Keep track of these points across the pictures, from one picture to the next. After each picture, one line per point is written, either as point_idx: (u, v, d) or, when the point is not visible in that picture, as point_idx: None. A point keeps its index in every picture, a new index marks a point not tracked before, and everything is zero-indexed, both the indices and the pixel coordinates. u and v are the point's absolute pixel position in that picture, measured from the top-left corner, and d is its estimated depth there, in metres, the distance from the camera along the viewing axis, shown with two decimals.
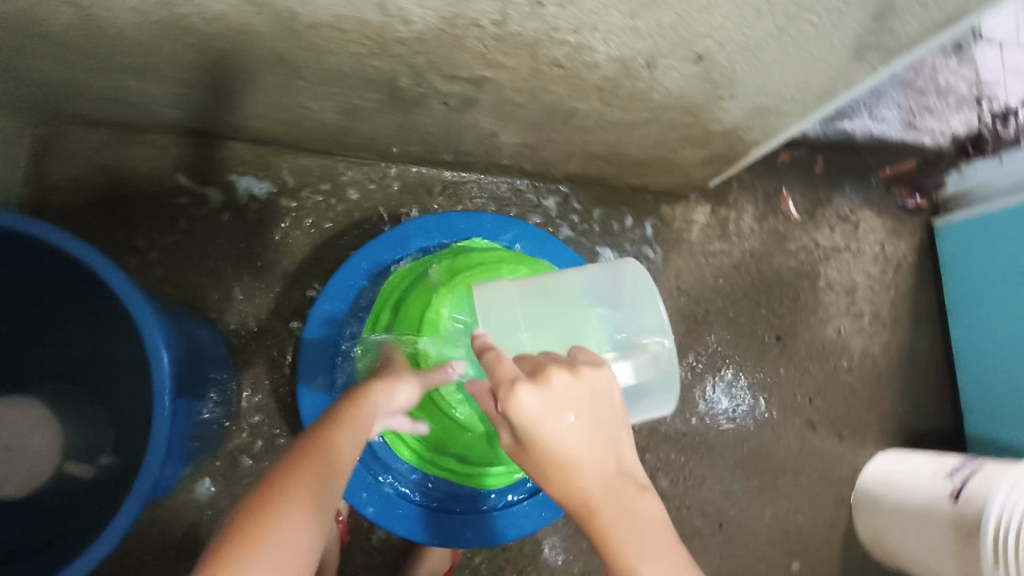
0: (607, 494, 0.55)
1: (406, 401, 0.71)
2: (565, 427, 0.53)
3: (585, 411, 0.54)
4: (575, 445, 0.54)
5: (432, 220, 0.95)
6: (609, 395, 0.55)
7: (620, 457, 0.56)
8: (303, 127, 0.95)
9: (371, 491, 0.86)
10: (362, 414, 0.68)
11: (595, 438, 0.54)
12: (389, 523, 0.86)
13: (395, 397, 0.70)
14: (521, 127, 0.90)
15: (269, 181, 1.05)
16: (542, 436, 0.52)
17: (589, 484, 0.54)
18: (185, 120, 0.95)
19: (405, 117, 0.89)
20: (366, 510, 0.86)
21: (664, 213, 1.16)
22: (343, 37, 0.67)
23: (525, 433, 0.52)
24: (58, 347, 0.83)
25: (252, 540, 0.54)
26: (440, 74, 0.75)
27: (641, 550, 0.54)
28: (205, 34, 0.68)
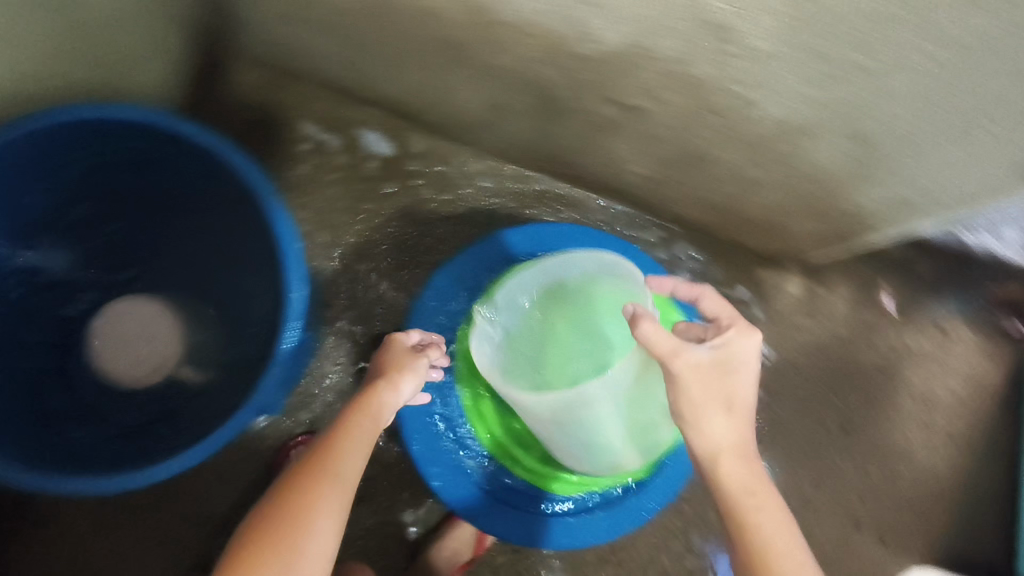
0: (730, 438, 0.75)
1: (412, 386, 0.83)
2: (706, 388, 0.75)
3: (720, 381, 0.75)
4: (730, 392, 0.75)
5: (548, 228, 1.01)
6: (735, 375, 0.76)
7: (739, 427, 0.76)
8: (445, 111, 1.00)
9: (442, 463, 0.94)
10: (370, 414, 0.79)
11: (725, 406, 0.75)
12: (450, 497, 0.93)
13: (396, 396, 0.81)
14: (652, 160, 0.93)
15: (392, 146, 1.10)
16: (689, 391, 0.74)
17: (730, 423, 0.75)
18: (340, 78, 1.01)
19: (545, 125, 0.92)
20: (433, 481, 0.93)
21: (758, 276, 1.16)
22: (524, 40, 0.72)
23: (677, 385, 0.75)
24: (182, 256, 0.91)
25: (286, 537, 0.67)
26: (599, 96, 0.79)
27: (753, 501, 0.74)
28: (400, 9, 0.74)
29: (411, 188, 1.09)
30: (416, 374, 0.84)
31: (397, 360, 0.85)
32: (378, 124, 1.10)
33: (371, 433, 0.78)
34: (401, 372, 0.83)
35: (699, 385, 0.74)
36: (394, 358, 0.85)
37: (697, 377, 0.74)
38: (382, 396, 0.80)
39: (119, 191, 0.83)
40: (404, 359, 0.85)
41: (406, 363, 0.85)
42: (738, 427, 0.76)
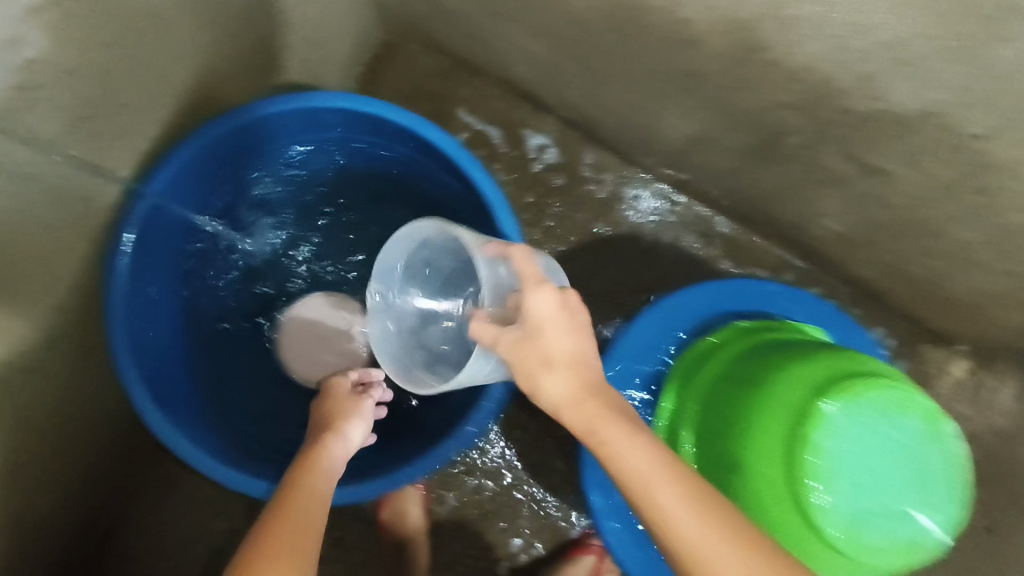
0: (576, 407, 0.56)
1: (359, 432, 0.72)
2: (556, 383, 0.57)
3: (559, 362, 0.57)
4: (567, 350, 0.58)
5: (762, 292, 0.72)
6: (571, 341, 0.58)
7: (654, 447, 0.55)
8: (632, 132, 0.93)
9: (624, 522, 0.78)
10: (320, 460, 0.67)
11: (645, 438, 0.55)
12: (622, 557, 0.77)
13: (347, 438, 0.71)
14: (859, 222, 0.84)
15: (558, 155, 1.04)
16: (550, 395, 0.57)
17: (560, 386, 0.57)
18: (525, 82, 0.96)
19: (748, 166, 0.85)
20: (609, 526, 0.78)
21: (922, 353, 1.07)
22: (785, 85, 0.65)
23: (542, 391, 0.57)
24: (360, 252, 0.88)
25: None
26: (840, 152, 0.71)
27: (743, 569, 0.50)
28: (649, 31, 0.68)
29: (570, 204, 1.03)
30: (362, 417, 0.73)
31: (333, 399, 0.76)
32: (550, 132, 1.04)
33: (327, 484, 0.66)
34: (344, 417, 0.72)
35: (521, 353, 0.57)
36: (330, 399, 0.76)
37: (532, 337, 0.57)
38: (334, 441, 0.70)
39: (327, 182, 0.85)
40: (343, 407, 0.74)
41: (351, 409, 0.74)
42: (567, 387, 0.57)
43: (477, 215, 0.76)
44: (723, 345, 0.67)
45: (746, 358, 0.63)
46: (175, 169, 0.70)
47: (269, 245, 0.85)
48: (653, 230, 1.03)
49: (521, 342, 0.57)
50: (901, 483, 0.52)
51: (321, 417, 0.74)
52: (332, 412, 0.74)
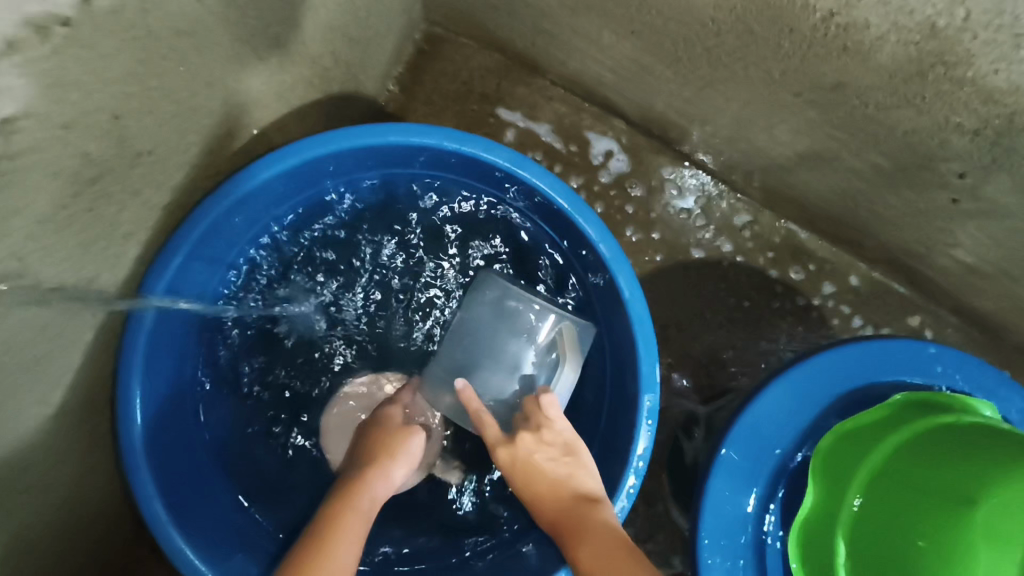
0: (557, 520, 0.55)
1: (405, 470, 0.61)
2: (537, 460, 0.58)
3: (540, 444, 0.59)
4: (562, 469, 0.58)
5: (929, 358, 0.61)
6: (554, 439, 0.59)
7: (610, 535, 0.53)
8: (724, 143, 0.79)
9: None
10: (364, 500, 0.56)
11: (603, 532, 0.53)
12: None
13: (391, 477, 0.60)
14: (1003, 255, 0.71)
15: (630, 165, 0.89)
16: (525, 470, 0.58)
17: (547, 500, 0.57)
18: (598, 82, 0.82)
19: (873, 189, 0.72)
20: None
21: None
22: (971, 106, 0.52)
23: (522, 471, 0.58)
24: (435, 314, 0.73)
25: None
26: (1014, 182, 0.58)
27: None
28: (793, 31, 0.54)
29: (644, 224, 0.88)
30: (410, 458, 0.62)
31: (377, 430, 0.64)
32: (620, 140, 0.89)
33: (365, 524, 0.55)
34: (391, 455, 0.61)
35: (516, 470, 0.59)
36: (375, 429, 0.64)
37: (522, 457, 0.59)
38: (379, 478, 0.59)
39: (402, 228, 0.72)
40: (393, 438, 0.62)
41: (399, 447, 0.61)
42: (550, 505, 0.57)
43: (585, 264, 0.66)
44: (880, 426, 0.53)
45: (920, 444, 0.49)
46: (184, 256, 0.58)
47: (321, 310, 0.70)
48: (738, 254, 0.88)
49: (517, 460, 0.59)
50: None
51: (370, 445, 0.62)
52: (378, 445, 0.62)
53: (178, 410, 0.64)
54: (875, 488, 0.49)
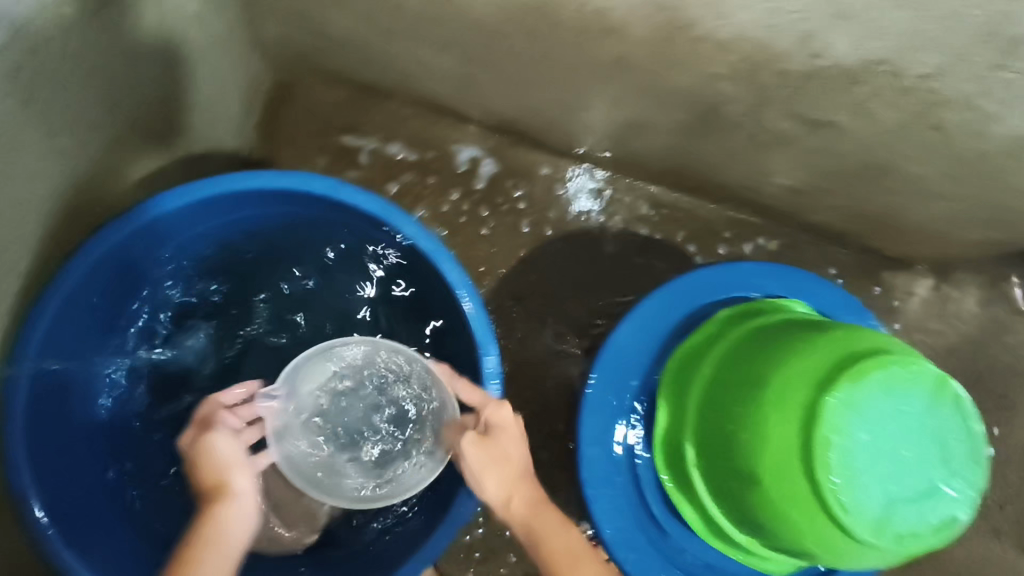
0: (527, 516, 0.62)
1: (247, 479, 0.59)
2: (519, 458, 0.62)
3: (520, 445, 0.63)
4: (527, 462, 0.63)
5: (741, 270, 0.70)
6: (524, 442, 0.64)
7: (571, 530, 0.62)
8: (563, 127, 0.88)
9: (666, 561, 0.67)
10: (210, 533, 0.57)
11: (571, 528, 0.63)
12: None
13: (232, 491, 0.58)
14: (812, 173, 0.82)
15: (492, 162, 0.97)
16: (509, 465, 0.62)
17: (519, 497, 0.62)
18: (440, 95, 0.89)
19: (690, 142, 0.81)
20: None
21: (884, 278, 1.09)
22: (720, 58, 0.61)
23: (504, 466, 0.62)
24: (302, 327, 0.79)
25: None
26: (784, 111, 0.68)
27: None
28: (564, 26, 0.62)
29: (511, 211, 0.96)
30: (240, 462, 0.60)
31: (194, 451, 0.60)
32: (477, 142, 0.97)
33: (224, 560, 0.56)
34: (220, 476, 0.59)
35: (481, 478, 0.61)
36: (192, 451, 0.60)
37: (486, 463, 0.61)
38: (218, 504, 0.58)
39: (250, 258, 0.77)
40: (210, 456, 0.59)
41: (218, 463, 0.59)
42: (524, 501, 0.62)
43: (418, 267, 0.71)
44: (695, 347, 0.64)
45: (721, 355, 0.60)
46: (48, 325, 0.62)
47: (203, 348, 0.77)
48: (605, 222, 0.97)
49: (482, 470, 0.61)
50: (922, 450, 0.49)
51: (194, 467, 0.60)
52: (201, 467, 0.59)
53: (78, 473, 0.66)
54: (711, 394, 0.59)
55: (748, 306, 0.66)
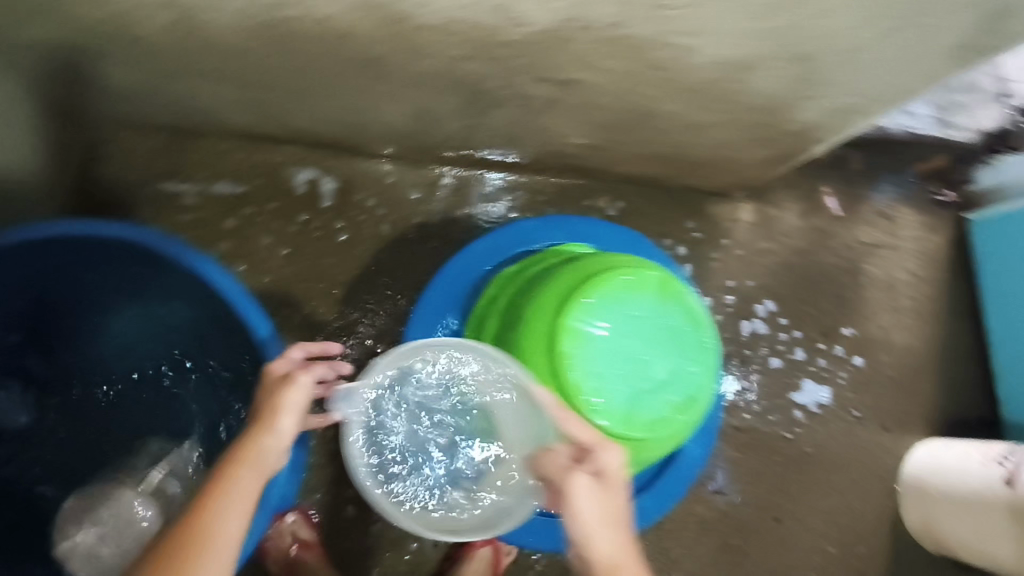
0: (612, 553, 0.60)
1: (291, 422, 0.69)
2: (586, 488, 0.61)
3: (596, 478, 0.62)
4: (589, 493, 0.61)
5: (531, 225, 0.83)
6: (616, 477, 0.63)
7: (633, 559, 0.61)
8: (368, 131, 0.94)
9: None
10: (255, 460, 0.66)
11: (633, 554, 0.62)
12: None
13: (280, 431, 0.68)
14: (594, 128, 0.90)
15: (324, 176, 1.03)
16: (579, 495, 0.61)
17: (600, 528, 0.60)
18: (247, 125, 0.93)
19: (479, 120, 0.88)
20: None
21: (710, 211, 1.18)
22: (447, 41, 0.67)
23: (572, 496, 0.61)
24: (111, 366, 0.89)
25: None
26: (533, 77, 0.75)
27: None
28: (303, 39, 0.68)
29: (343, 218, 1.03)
30: (296, 407, 0.69)
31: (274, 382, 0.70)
32: (302, 161, 1.02)
33: (256, 476, 0.66)
34: (275, 411, 0.68)
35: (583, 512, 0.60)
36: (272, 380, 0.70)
37: (590, 499, 0.61)
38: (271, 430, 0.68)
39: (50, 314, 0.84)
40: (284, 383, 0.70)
41: (283, 403, 0.68)
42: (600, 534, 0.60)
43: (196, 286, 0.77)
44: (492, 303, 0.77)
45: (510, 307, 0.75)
46: None
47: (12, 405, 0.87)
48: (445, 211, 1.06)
49: (591, 502, 0.61)
50: (657, 349, 0.70)
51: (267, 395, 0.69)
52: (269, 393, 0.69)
53: None
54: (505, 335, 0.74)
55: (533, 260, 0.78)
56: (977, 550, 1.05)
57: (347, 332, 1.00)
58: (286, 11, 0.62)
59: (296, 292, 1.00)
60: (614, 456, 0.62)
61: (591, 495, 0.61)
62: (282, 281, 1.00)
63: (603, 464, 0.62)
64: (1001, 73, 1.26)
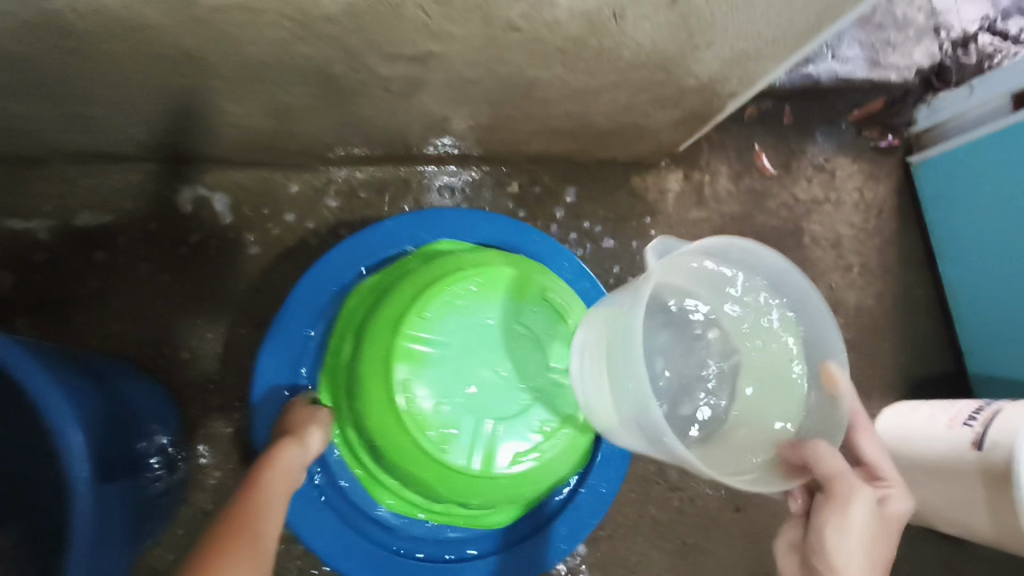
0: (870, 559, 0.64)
1: (321, 440, 0.66)
2: (864, 496, 0.64)
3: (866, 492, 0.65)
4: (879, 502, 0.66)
5: (391, 226, 0.81)
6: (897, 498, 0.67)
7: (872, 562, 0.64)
8: (229, 137, 0.84)
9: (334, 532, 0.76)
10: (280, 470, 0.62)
11: (875, 555, 0.64)
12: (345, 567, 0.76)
13: (309, 445, 0.65)
14: (478, 107, 0.81)
15: (201, 189, 0.93)
16: (847, 496, 0.63)
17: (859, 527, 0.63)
18: (91, 146, 0.83)
19: (345, 111, 0.79)
20: (318, 545, 0.75)
21: (635, 185, 1.09)
22: (259, 21, 0.57)
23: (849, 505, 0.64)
24: None
25: None
26: (381, 55, 0.65)
27: None
28: (89, 35, 0.58)
29: (220, 236, 0.93)
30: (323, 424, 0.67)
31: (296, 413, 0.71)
32: (170, 181, 0.92)
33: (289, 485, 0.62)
34: (306, 427, 0.66)
35: (841, 539, 0.63)
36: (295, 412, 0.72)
37: (859, 537, 0.63)
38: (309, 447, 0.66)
39: None
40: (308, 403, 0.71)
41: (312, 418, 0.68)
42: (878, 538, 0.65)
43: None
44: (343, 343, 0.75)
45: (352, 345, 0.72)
46: None
47: None
48: (349, 218, 0.96)
49: (849, 539, 0.63)
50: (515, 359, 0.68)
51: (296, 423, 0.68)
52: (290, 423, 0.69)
53: None
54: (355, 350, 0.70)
55: (393, 266, 0.74)
56: (952, 518, 0.97)
57: (238, 361, 0.90)
58: (46, 1, 0.52)
59: (173, 324, 0.90)
60: (902, 499, 0.67)
61: (837, 521, 0.64)
62: (156, 315, 0.90)
63: (890, 505, 0.66)
64: (933, 4, 1.19)
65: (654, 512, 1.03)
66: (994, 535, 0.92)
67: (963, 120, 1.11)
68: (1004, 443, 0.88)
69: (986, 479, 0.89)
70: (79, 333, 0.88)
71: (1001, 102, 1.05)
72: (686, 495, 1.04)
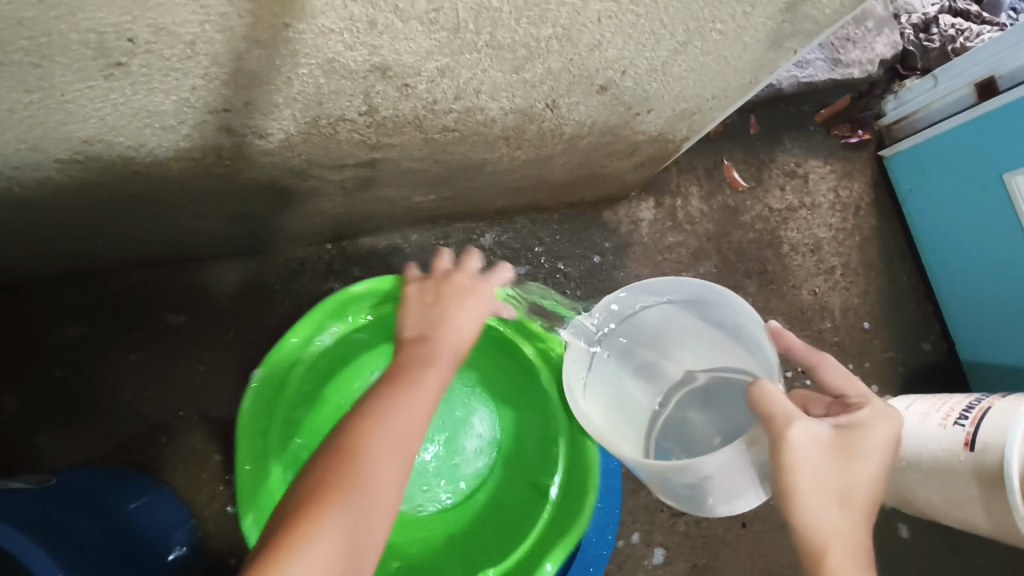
0: (844, 491, 0.60)
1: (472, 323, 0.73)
2: (811, 435, 0.61)
3: (826, 435, 0.61)
4: (858, 439, 0.62)
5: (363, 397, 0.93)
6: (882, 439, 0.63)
7: (849, 494, 0.60)
8: (196, 243, 0.86)
9: None
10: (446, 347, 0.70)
11: (846, 499, 0.59)
12: None
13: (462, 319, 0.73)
14: (431, 186, 0.81)
15: (178, 295, 0.94)
16: (788, 433, 0.60)
17: (817, 461, 0.60)
18: (61, 268, 0.85)
19: (304, 208, 0.80)
20: None
21: (607, 219, 1.09)
22: (200, 164, 0.58)
23: (788, 442, 0.60)
24: None
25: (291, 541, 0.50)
26: (326, 167, 0.66)
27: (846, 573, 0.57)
28: (37, 199, 0.59)
29: (200, 333, 0.93)
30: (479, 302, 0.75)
31: (459, 291, 0.75)
32: (146, 287, 0.93)
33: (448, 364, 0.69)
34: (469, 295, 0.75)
35: (797, 466, 0.59)
36: (472, 296, 0.75)
37: (812, 470, 0.59)
38: (458, 320, 0.72)
39: None
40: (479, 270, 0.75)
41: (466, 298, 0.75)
42: (851, 472, 0.60)
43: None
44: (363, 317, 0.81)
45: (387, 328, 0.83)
46: None
47: None
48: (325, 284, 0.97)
49: (810, 463, 0.60)
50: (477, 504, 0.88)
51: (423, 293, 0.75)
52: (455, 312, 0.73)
53: None
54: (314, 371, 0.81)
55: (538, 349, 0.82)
56: (953, 515, 0.98)
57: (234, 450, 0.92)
58: None
59: (168, 425, 0.92)
60: (883, 427, 0.64)
61: (788, 456, 0.60)
62: (154, 418, 0.91)
63: (870, 428, 0.63)
64: None
65: (661, 539, 1.03)
66: (995, 530, 0.92)
67: (931, 111, 1.09)
68: (995, 444, 0.89)
69: (980, 479, 0.90)
70: (74, 447, 0.89)
71: (965, 92, 1.03)
72: (692, 520, 1.04)
